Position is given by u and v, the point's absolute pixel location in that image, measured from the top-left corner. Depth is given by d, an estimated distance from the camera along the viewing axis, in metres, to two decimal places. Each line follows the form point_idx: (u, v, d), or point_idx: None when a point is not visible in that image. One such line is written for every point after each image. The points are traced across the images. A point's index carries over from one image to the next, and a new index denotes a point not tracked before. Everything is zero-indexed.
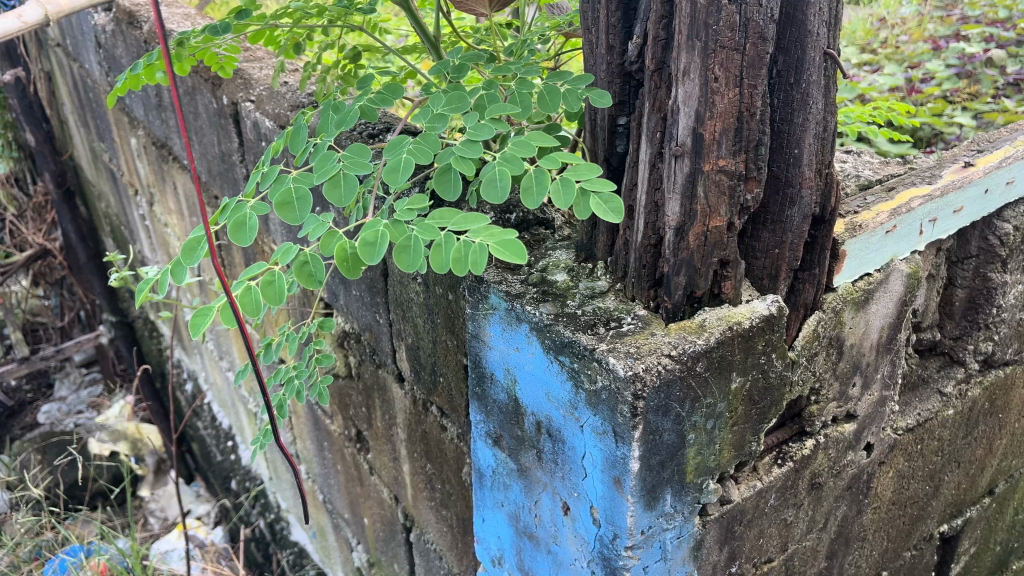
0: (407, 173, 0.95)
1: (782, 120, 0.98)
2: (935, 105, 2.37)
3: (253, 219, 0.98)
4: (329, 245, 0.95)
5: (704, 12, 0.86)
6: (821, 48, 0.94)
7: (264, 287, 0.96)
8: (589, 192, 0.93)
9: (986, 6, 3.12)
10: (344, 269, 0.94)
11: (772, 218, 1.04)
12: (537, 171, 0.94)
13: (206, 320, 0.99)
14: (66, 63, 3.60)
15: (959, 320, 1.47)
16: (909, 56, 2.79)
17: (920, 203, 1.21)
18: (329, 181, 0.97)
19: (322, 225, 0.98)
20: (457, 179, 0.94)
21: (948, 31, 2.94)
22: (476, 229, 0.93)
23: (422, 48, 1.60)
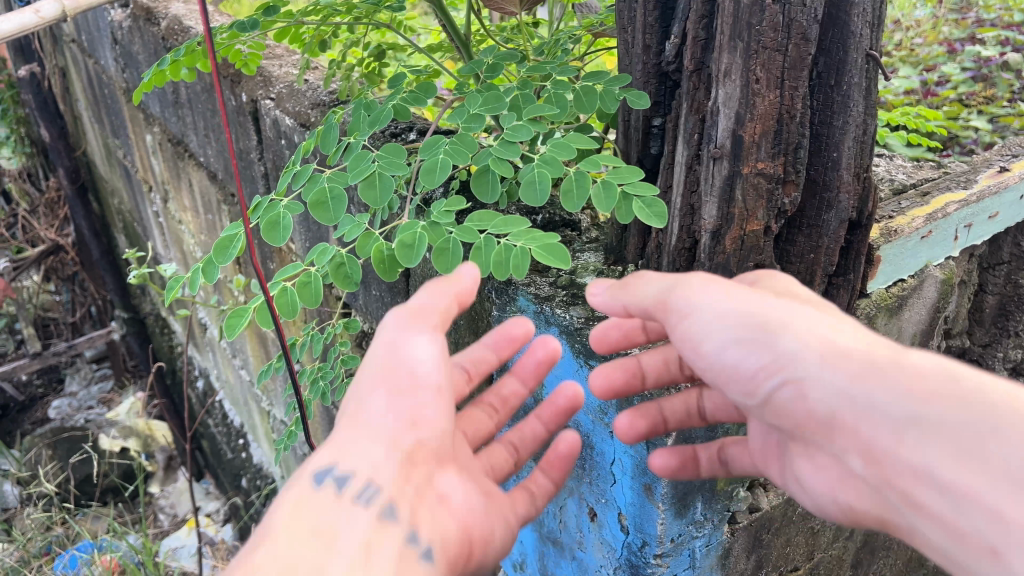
0: (445, 175, 0.94)
1: (821, 123, 0.96)
2: (951, 107, 2.33)
3: (287, 219, 0.97)
4: (366, 247, 0.95)
5: (747, 11, 0.84)
6: (863, 49, 0.92)
7: (299, 288, 0.95)
8: (631, 196, 0.92)
9: (1001, 9, 3.08)
10: (382, 272, 0.94)
11: (808, 222, 1.02)
12: (576, 173, 0.93)
13: (241, 321, 0.99)
14: (82, 59, 3.60)
15: (989, 327, 1.45)
16: (924, 59, 2.75)
17: (956, 209, 1.19)
18: (364, 182, 0.95)
19: (358, 226, 0.99)
20: (495, 181, 0.93)
21: (963, 34, 2.90)
22: (516, 232, 0.92)
23: (446, 47, 1.59)
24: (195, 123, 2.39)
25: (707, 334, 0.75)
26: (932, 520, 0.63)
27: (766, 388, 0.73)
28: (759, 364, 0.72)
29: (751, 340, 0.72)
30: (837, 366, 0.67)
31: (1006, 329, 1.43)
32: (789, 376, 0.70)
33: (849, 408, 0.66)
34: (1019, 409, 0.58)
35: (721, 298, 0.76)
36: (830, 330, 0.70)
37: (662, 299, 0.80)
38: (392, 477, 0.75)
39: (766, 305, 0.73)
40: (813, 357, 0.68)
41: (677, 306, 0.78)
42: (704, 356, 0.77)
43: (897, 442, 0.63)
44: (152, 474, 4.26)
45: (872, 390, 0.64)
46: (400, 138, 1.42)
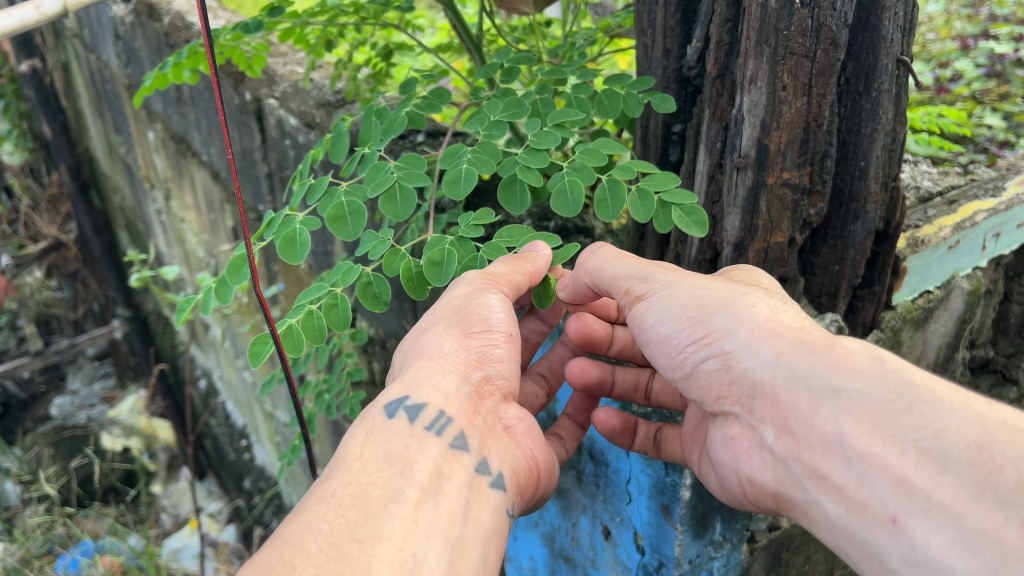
0: (470, 184, 0.90)
1: (848, 131, 0.92)
2: (964, 105, 2.26)
3: (304, 236, 0.93)
4: (393, 265, 0.91)
5: (775, 16, 0.80)
6: (893, 54, 0.88)
7: (326, 312, 0.92)
8: (670, 203, 0.89)
9: (1015, 5, 3.01)
10: (412, 291, 0.89)
11: (833, 233, 0.98)
12: (610, 182, 0.90)
13: (265, 352, 0.94)
14: (84, 54, 3.56)
15: (1014, 337, 1.40)
16: (936, 55, 2.67)
17: (985, 217, 1.15)
18: (385, 194, 0.92)
19: (383, 242, 0.94)
20: (524, 192, 0.90)
21: (976, 29, 2.83)
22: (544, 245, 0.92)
23: (455, 47, 1.55)
24: (198, 121, 2.35)
25: (654, 313, 0.87)
26: (831, 493, 0.76)
27: (693, 359, 0.86)
28: (692, 339, 0.85)
29: (694, 324, 0.84)
30: (764, 341, 0.80)
31: None
32: (717, 349, 0.84)
33: (777, 380, 0.79)
34: (931, 390, 0.71)
35: (679, 285, 0.87)
36: (767, 311, 0.82)
37: (625, 281, 0.90)
38: (463, 408, 0.87)
39: (716, 284, 0.85)
40: (744, 331, 0.82)
41: (644, 289, 0.88)
42: (646, 331, 0.89)
43: (815, 411, 0.76)
44: (154, 474, 4.24)
45: (799, 365, 0.77)
46: (407, 140, 1.39)
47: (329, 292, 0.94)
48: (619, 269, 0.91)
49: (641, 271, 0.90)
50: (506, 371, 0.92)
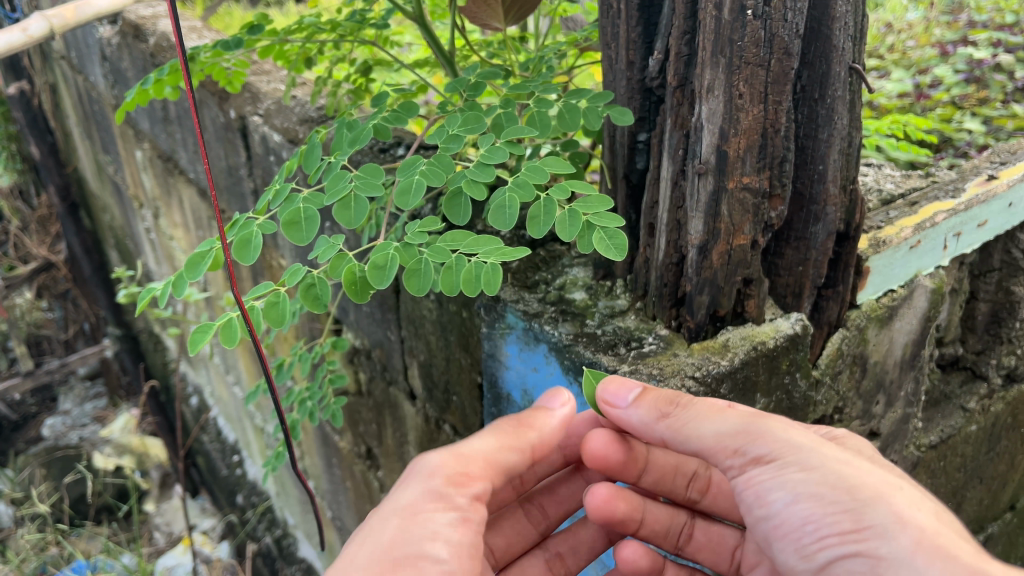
0: (418, 197, 0.94)
1: (806, 137, 0.95)
2: (943, 111, 2.28)
3: (259, 238, 0.97)
4: (336, 269, 0.94)
5: (729, 28, 0.84)
6: (846, 62, 0.91)
7: (267, 307, 0.95)
8: (596, 225, 0.91)
9: (993, 11, 3.05)
10: (353, 293, 0.93)
11: (795, 235, 1.02)
12: (547, 199, 0.93)
13: (204, 336, 0.99)
14: (71, 75, 3.59)
15: (982, 334, 1.44)
16: (916, 62, 2.69)
17: (944, 218, 1.19)
18: (339, 203, 0.96)
19: (332, 247, 0.96)
20: (467, 204, 0.94)
21: (956, 36, 2.86)
22: (485, 252, 0.92)
23: (433, 62, 1.60)
24: (184, 140, 2.38)
25: (784, 484, 0.80)
26: None
27: (825, 553, 0.78)
28: (836, 532, 0.76)
29: (839, 513, 0.76)
30: (931, 558, 0.71)
31: (999, 336, 1.42)
32: (862, 545, 0.75)
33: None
34: None
35: (819, 458, 0.79)
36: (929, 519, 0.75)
37: (736, 441, 0.82)
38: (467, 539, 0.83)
39: (863, 475, 0.78)
40: (907, 538, 0.73)
41: (769, 454, 0.81)
42: (765, 504, 0.82)
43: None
44: (147, 492, 4.25)
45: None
46: (387, 153, 1.43)
47: (274, 287, 0.98)
48: (721, 426, 0.82)
49: (749, 427, 0.82)
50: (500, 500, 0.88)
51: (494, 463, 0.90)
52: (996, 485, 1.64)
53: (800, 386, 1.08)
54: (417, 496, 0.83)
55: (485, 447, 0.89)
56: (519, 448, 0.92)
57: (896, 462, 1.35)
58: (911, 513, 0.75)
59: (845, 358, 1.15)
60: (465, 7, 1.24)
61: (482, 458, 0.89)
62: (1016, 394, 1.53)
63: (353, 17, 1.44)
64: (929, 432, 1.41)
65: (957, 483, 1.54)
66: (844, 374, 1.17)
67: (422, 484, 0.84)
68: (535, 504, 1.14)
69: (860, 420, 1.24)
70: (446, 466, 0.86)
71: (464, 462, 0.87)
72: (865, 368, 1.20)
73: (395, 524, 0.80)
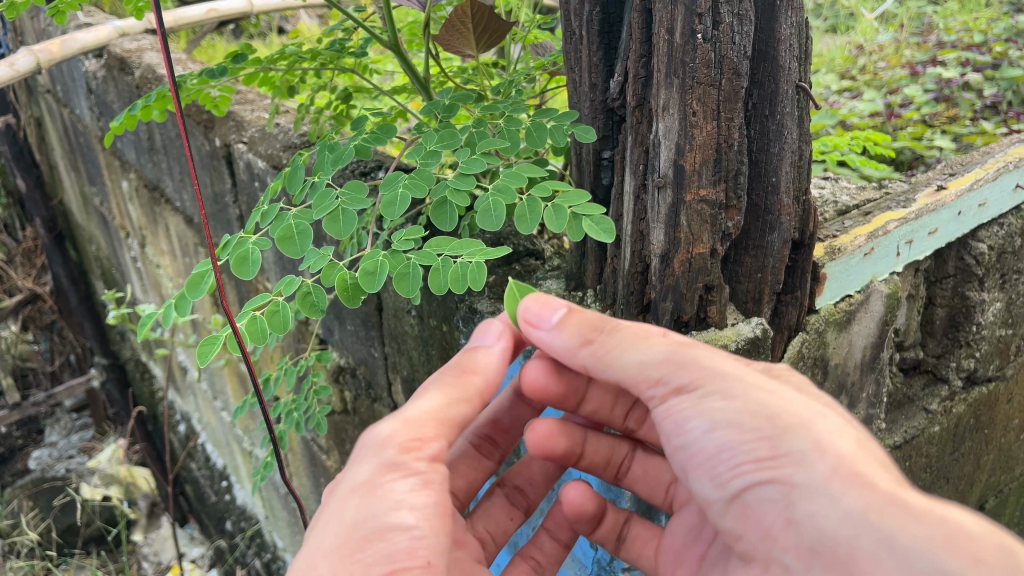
0: (404, 206, 1.03)
1: (759, 150, 1.02)
2: (913, 129, 2.25)
3: (256, 254, 1.04)
4: (330, 276, 1.03)
5: (681, 51, 0.90)
6: (793, 81, 0.98)
7: (269, 317, 1.04)
8: (581, 216, 1.00)
9: (961, 31, 3.13)
10: (346, 299, 1.00)
11: (753, 244, 1.08)
12: (527, 201, 1.02)
13: (212, 351, 1.03)
14: (57, 109, 3.63)
15: (941, 338, 1.51)
16: (887, 83, 2.74)
17: (896, 226, 1.26)
18: (329, 216, 1.04)
19: (323, 258, 1.05)
20: (453, 211, 1.02)
21: (925, 56, 2.93)
22: (470, 252, 1.01)
23: (411, 88, 1.67)
24: (170, 169, 2.43)
25: (704, 413, 0.81)
26: None
27: (736, 484, 0.81)
28: (753, 459, 0.78)
29: (757, 440, 0.78)
30: (848, 486, 0.72)
31: (957, 339, 1.49)
32: (778, 475, 0.77)
33: (858, 537, 0.70)
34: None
35: (742, 386, 0.80)
36: (853, 445, 0.76)
37: (658, 371, 0.84)
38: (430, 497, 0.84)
39: (787, 402, 0.79)
40: (824, 465, 0.74)
41: (692, 382, 0.82)
42: (685, 430, 0.84)
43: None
44: (135, 521, 4.25)
45: (896, 529, 0.68)
46: (369, 176, 1.48)
47: (272, 300, 1.06)
48: (645, 355, 0.84)
49: (672, 357, 0.84)
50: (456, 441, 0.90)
51: (446, 418, 0.89)
52: (963, 486, 1.70)
53: None
54: (371, 473, 0.83)
55: (434, 406, 0.89)
56: (467, 395, 0.91)
57: None
58: (833, 440, 0.76)
59: (806, 360, 1.21)
60: (438, 36, 1.31)
61: (431, 420, 0.88)
62: (977, 396, 1.59)
63: (334, 46, 1.52)
64: (894, 433, 1.47)
65: (925, 484, 1.59)
66: (806, 375, 1.23)
67: (376, 458, 0.84)
68: (484, 440, 1.17)
69: None
70: (396, 435, 0.86)
71: (412, 428, 0.87)
72: (826, 370, 1.27)
73: (355, 504, 0.81)
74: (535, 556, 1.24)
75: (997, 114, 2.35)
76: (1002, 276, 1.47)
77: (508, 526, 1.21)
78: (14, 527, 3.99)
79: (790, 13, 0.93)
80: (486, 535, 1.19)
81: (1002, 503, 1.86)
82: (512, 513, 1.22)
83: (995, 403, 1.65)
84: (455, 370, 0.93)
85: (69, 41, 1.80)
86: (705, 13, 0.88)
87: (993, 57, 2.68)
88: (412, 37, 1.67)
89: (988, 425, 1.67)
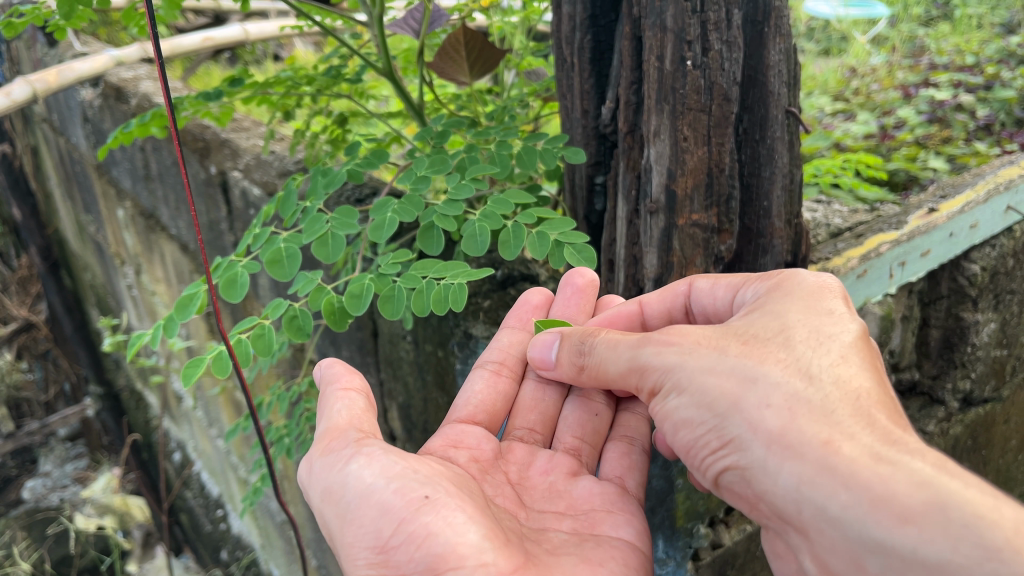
0: (391, 231, 1.05)
1: (750, 175, 1.02)
2: (907, 150, 2.26)
3: (244, 277, 1.09)
4: (317, 300, 1.05)
5: (671, 77, 0.92)
6: (783, 106, 0.98)
7: (254, 339, 1.07)
8: (563, 243, 1.02)
9: (953, 53, 3.15)
10: (333, 322, 1.04)
11: (746, 266, 1.09)
12: (513, 225, 1.03)
13: (197, 369, 1.10)
14: (53, 138, 3.64)
15: (936, 359, 1.51)
16: (881, 105, 2.76)
17: (888, 248, 1.28)
18: (318, 240, 1.05)
19: (310, 282, 1.08)
20: (439, 236, 1.04)
21: (918, 78, 2.93)
22: (455, 273, 1.03)
23: (406, 113, 1.68)
24: (166, 196, 2.44)
25: (676, 411, 0.86)
26: None
27: (715, 473, 0.85)
28: (710, 449, 0.84)
29: (707, 432, 0.83)
30: (782, 460, 0.75)
31: (952, 360, 1.48)
32: (737, 461, 0.81)
33: (801, 510, 0.75)
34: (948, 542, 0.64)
35: (688, 376, 0.84)
36: (783, 413, 0.77)
37: (628, 376, 0.91)
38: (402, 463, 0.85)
39: (723, 383, 0.81)
40: (758, 445, 0.78)
41: (658, 382, 0.88)
42: (671, 431, 0.89)
43: (859, 563, 0.71)
44: (130, 551, 4.23)
45: (827, 500, 0.72)
46: (362, 203, 1.48)
47: (259, 322, 1.10)
48: (617, 358, 0.92)
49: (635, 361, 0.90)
50: (370, 418, 0.90)
51: (358, 407, 0.91)
52: None
53: None
54: (326, 475, 0.86)
55: (336, 406, 0.91)
56: (359, 389, 0.94)
57: None
58: (761, 416, 0.78)
59: None
60: (432, 64, 1.33)
61: (362, 407, 0.92)
62: (974, 417, 1.59)
63: (330, 72, 1.54)
64: None
65: None
66: None
67: (321, 464, 0.87)
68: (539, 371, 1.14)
69: None
70: (323, 441, 0.89)
71: (350, 417, 0.89)
72: None
73: (341, 506, 0.84)
74: (628, 434, 1.10)
75: (990, 135, 2.34)
76: (995, 297, 1.47)
77: (597, 424, 1.11)
78: (6, 558, 3.96)
79: (778, 40, 0.94)
80: (577, 444, 1.09)
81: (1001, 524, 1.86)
82: (594, 408, 1.12)
83: (992, 424, 1.65)
84: (344, 369, 0.96)
85: (65, 71, 1.81)
86: (694, 40, 0.89)
87: (986, 78, 2.69)
88: (407, 64, 1.68)
89: (985, 447, 1.67)
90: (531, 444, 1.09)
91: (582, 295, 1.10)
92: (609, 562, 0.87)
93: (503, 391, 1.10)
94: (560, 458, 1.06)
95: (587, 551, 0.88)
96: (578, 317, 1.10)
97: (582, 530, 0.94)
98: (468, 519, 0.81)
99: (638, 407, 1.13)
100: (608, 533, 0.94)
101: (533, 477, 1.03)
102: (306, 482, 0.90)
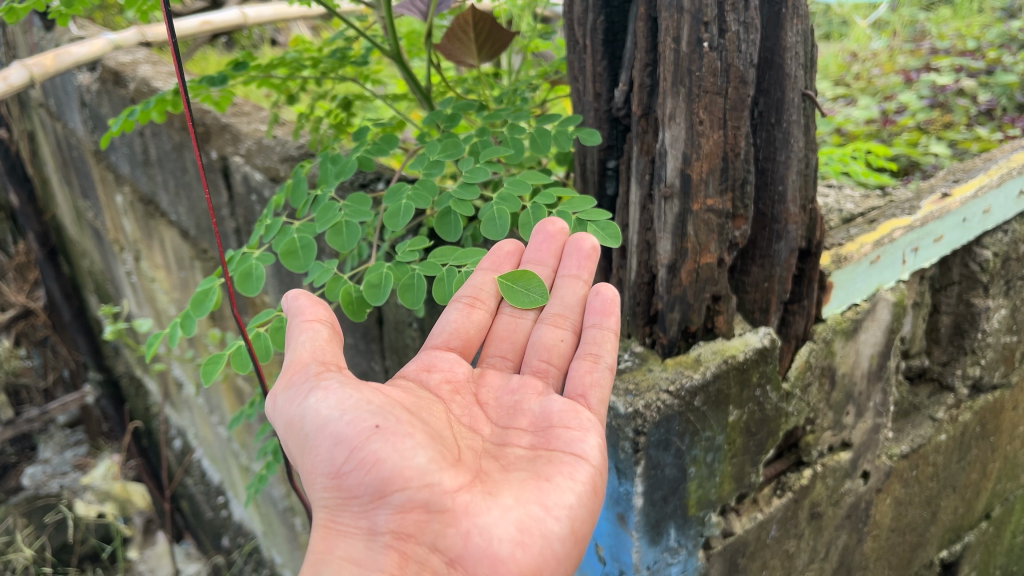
0: (407, 218, 1.03)
1: (765, 159, 1.01)
2: (908, 136, 2.25)
3: (259, 269, 1.07)
4: (335, 291, 1.04)
5: (687, 59, 0.90)
6: (800, 89, 0.97)
7: (272, 333, 1.05)
8: (587, 221, 1.02)
9: (955, 37, 3.12)
10: (351, 311, 1.02)
11: (760, 253, 1.08)
12: (533, 208, 1.04)
13: (217, 367, 1.08)
14: (49, 123, 3.61)
15: (946, 346, 1.50)
16: (882, 89, 2.74)
17: (902, 234, 1.26)
18: (332, 229, 1.04)
19: (327, 271, 1.07)
20: (457, 220, 1.02)
21: (919, 62, 2.91)
22: (475, 260, 1.04)
23: (409, 97, 1.65)
24: (166, 182, 2.41)
25: None
26: None
27: None
28: None
29: None
30: None
31: (963, 346, 1.48)
32: None
33: None
34: None
35: None
36: None
37: None
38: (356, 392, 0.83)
39: None
40: None
41: None
42: None
43: None
44: (131, 538, 4.24)
45: None
46: (368, 188, 1.46)
47: (276, 315, 1.08)
48: None
49: None
50: (332, 347, 0.87)
51: (320, 338, 0.87)
52: (969, 494, 1.69)
53: (770, 398, 1.15)
54: (286, 411, 0.84)
55: (291, 341, 0.88)
56: (322, 318, 0.90)
57: (869, 472, 1.41)
58: None
59: (813, 370, 1.21)
60: (440, 45, 1.31)
61: (327, 337, 0.88)
62: (983, 404, 1.58)
63: (334, 54, 1.52)
64: (900, 442, 1.46)
65: (931, 492, 1.59)
66: (814, 385, 1.24)
67: (281, 399, 0.85)
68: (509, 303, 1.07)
69: (831, 430, 1.31)
70: (282, 376, 0.86)
71: (313, 348, 0.86)
72: (834, 380, 1.27)
73: (300, 438, 0.83)
74: (594, 351, 0.97)
75: (991, 120, 2.31)
76: (1007, 283, 1.46)
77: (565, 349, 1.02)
78: (8, 545, 3.96)
79: (796, 20, 0.92)
80: (544, 366, 1.01)
81: (1008, 510, 1.85)
82: (559, 336, 1.02)
83: (1001, 411, 1.64)
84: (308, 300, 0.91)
85: (63, 55, 1.77)
86: (711, 21, 0.87)
87: (988, 62, 2.66)
88: (411, 47, 1.66)
89: (994, 433, 1.66)
90: (503, 370, 1.05)
91: (553, 240, 1.04)
92: (558, 475, 0.85)
93: (479, 321, 1.04)
94: (528, 381, 1.00)
95: (540, 467, 0.87)
96: (547, 258, 1.04)
97: (539, 446, 0.91)
98: (417, 443, 0.81)
99: (608, 321, 0.98)
100: (561, 448, 0.89)
101: (501, 396, 1.00)
102: (270, 414, 0.88)
